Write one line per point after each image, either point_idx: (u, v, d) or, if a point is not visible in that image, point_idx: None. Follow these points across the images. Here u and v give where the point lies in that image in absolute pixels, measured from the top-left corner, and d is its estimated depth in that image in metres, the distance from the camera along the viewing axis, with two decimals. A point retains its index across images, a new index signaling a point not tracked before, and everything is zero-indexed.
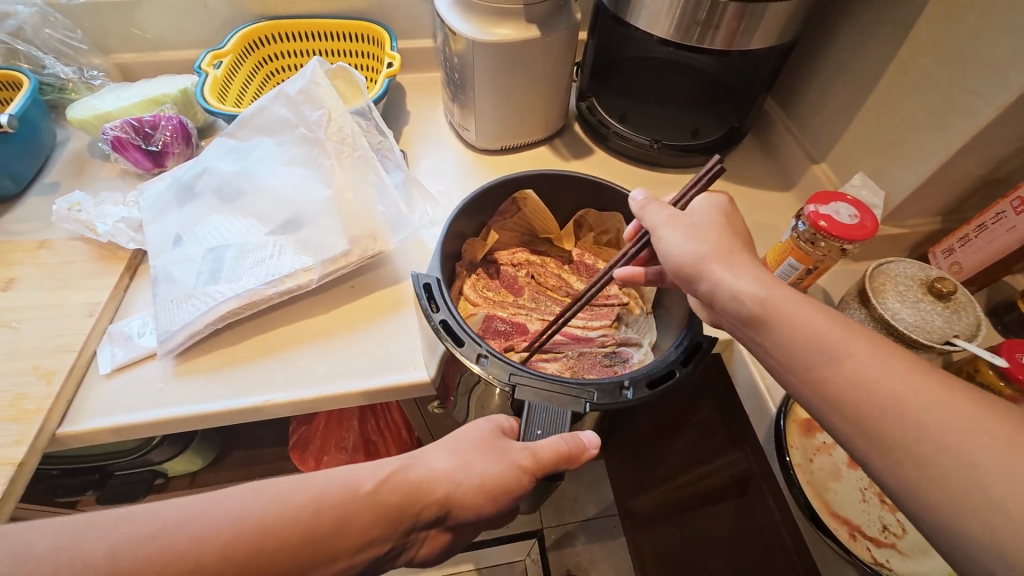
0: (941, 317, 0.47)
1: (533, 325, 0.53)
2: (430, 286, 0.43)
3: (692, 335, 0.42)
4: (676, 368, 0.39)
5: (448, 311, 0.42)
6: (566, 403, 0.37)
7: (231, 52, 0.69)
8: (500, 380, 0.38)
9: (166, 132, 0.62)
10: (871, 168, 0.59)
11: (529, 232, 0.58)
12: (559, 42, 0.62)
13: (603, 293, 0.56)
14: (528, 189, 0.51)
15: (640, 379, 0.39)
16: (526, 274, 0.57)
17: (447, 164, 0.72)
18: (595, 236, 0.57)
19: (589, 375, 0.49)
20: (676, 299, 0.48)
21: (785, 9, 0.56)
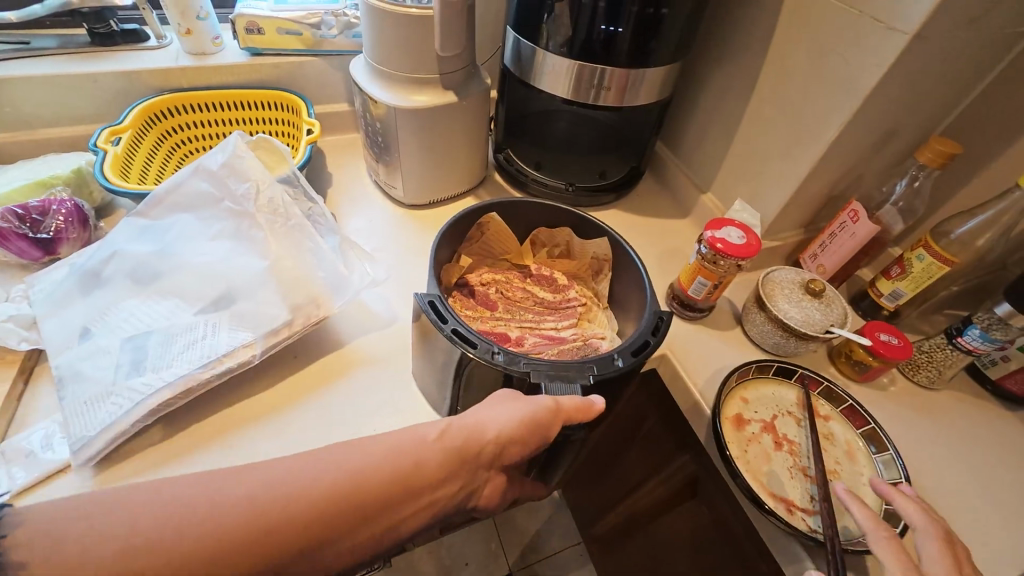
0: (819, 311, 0.57)
1: (512, 333, 0.54)
2: (434, 302, 0.44)
3: (654, 308, 0.47)
4: (649, 337, 0.45)
5: (456, 320, 0.43)
6: (574, 376, 0.41)
7: (130, 127, 0.65)
8: (516, 368, 0.41)
9: (59, 217, 0.57)
10: (746, 195, 0.71)
11: (492, 256, 0.60)
12: (475, 104, 0.67)
13: (565, 298, 0.59)
14: (490, 213, 0.54)
15: (625, 348, 0.44)
16: (495, 291, 0.58)
17: (377, 222, 0.73)
18: (548, 251, 0.61)
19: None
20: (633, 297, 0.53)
21: (660, 72, 0.66)
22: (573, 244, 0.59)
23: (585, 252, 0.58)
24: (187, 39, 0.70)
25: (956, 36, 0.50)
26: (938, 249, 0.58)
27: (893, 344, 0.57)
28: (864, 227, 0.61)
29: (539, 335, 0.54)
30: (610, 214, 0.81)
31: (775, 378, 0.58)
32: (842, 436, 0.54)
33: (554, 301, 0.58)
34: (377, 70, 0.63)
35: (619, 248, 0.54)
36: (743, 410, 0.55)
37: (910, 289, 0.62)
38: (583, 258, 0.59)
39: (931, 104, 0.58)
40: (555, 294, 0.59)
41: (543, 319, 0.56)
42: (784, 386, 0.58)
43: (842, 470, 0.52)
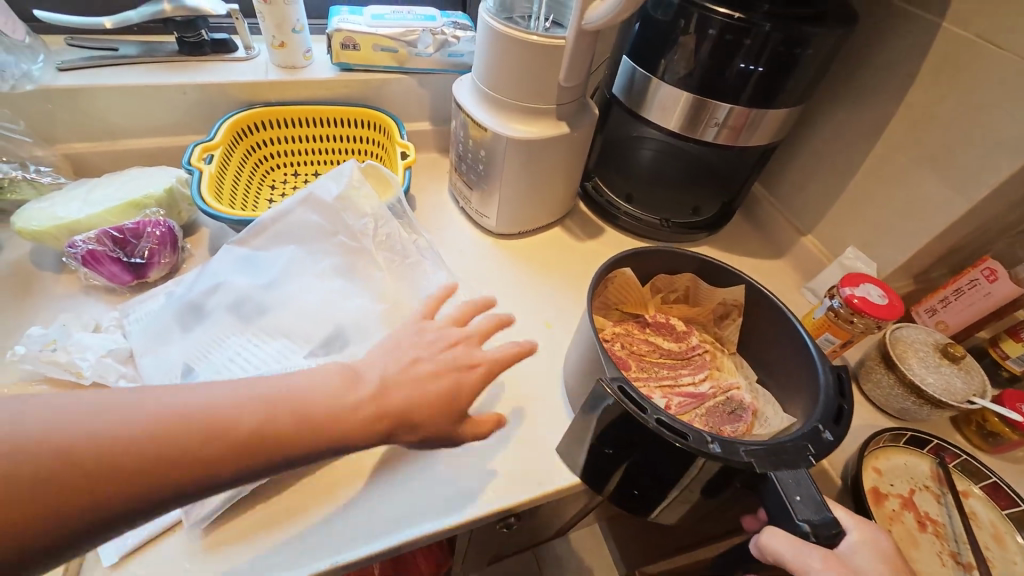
0: (960, 378, 0.54)
1: (655, 394, 0.54)
2: (624, 387, 0.41)
3: (829, 365, 0.46)
4: (842, 401, 0.42)
5: (655, 407, 0.40)
6: (795, 460, 0.37)
7: (221, 143, 0.62)
8: (736, 458, 0.37)
9: (152, 241, 0.54)
10: (859, 241, 0.67)
11: (608, 306, 0.58)
12: (583, 135, 0.63)
13: (690, 346, 0.59)
14: (622, 268, 0.53)
15: (828, 419, 0.40)
16: (622, 347, 0.57)
17: (466, 252, 0.69)
18: (664, 296, 0.60)
19: (724, 426, 0.51)
20: (789, 353, 0.51)
21: (782, 111, 0.62)
22: (698, 290, 0.58)
23: (711, 298, 0.58)
24: (279, 52, 0.67)
25: None
26: None
27: None
28: (1001, 288, 0.57)
29: (682, 393, 0.54)
30: (701, 251, 0.78)
31: (907, 447, 0.54)
32: (986, 516, 0.51)
33: (680, 351, 0.58)
34: (485, 96, 0.60)
35: (762, 298, 0.53)
36: (879, 483, 0.51)
37: None
38: (707, 303, 0.59)
39: None
40: (678, 342, 0.59)
41: (678, 373, 0.56)
42: (917, 457, 0.54)
43: (993, 557, 0.48)
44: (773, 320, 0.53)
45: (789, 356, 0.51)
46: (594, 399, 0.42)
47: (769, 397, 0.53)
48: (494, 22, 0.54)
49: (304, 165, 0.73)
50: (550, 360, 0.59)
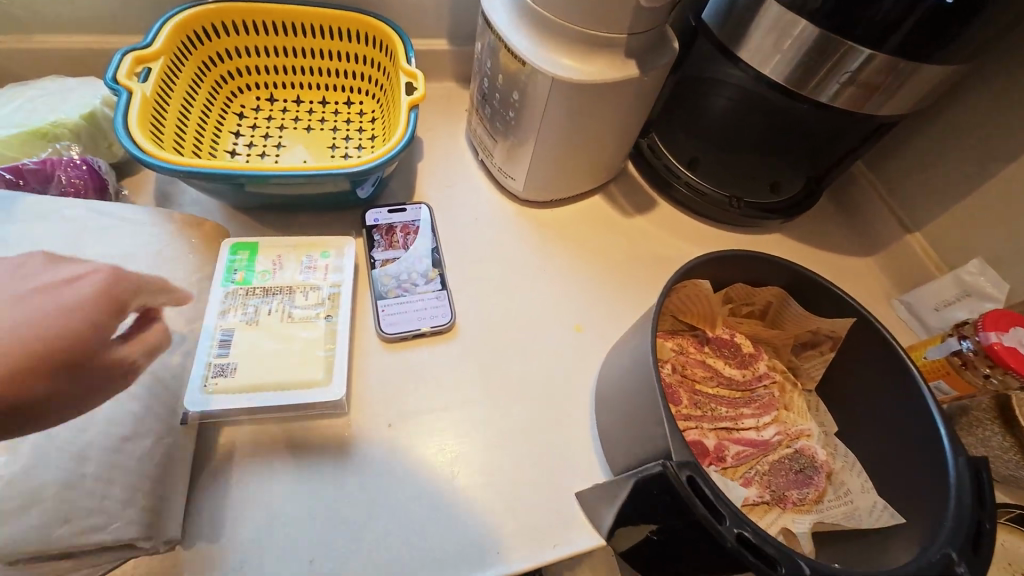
0: None
1: (708, 440, 0.42)
2: (693, 479, 0.31)
3: (963, 457, 0.34)
4: (983, 518, 0.31)
5: (733, 510, 0.30)
6: None
7: (161, 55, 0.45)
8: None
9: (66, 188, 0.41)
10: (988, 252, 0.52)
11: (663, 315, 0.46)
12: (655, 82, 0.46)
13: (755, 376, 0.46)
14: (698, 278, 0.40)
15: (964, 545, 0.30)
16: (673, 371, 0.45)
17: (481, 221, 0.55)
18: (735, 308, 0.46)
19: (789, 491, 0.40)
20: (898, 415, 0.39)
21: (937, 74, 0.45)
22: (785, 310, 0.45)
23: (804, 324, 0.45)
24: None
25: None
26: None
27: None
28: None
29: (741, 441, 0.42)
30: (772, 239, 0.63)
31: (1007, 525, 0.44)
32: None
33: (742, 381, 0.45)
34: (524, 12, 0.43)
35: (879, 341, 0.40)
36: None
37: None
38: (793, 327, 0.46)
39: None
40: (742, 369, 0.46)
41: (739, 413, 0.44)
42: (1019, 539, 0.44)
43: None
44: (883, 367, 0.40)
45: (894, 416, 0.39)
46: (643, 479, 0.33)
47: (851, 463, 0.42)
48: None
49: (281, 89, 0.56)
50: (575, 380, 0.47)
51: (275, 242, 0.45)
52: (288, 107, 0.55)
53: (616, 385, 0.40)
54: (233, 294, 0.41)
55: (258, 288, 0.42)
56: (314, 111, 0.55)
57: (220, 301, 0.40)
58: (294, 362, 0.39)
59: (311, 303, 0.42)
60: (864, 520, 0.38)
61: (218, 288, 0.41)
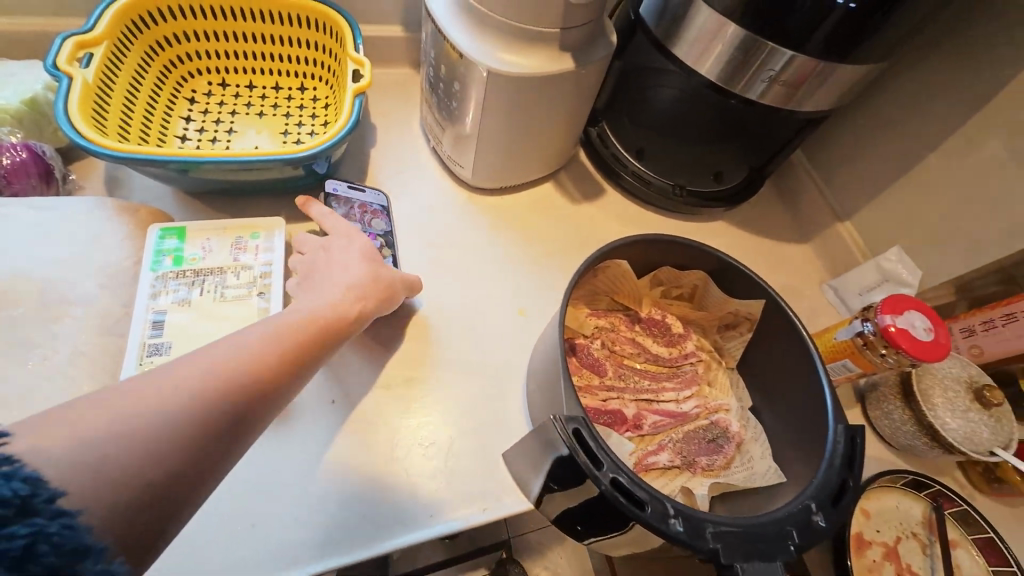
0: (988, 428, 0.46)
1: (628, 409, 0.46)
2: (580, 432, 0.33)
3: (841, 424, 0.37)
4: (847, 476, 0.35)
5: (614, 460, 0.33)
6: (773, 551, 0.31)
7: (104, 43, 0.46)
8: (701, 541, 0.31)
9: (11, 172, 0.42)
10: (906, 241, 0.56)
11: (594, 294, 0.49)
12: (593, 75, 0.48)
13: (683, 356, 0.49)
14: (619, 259, 0.43)
15: (823, 499, 0.34)
16: (601, 346, 0.48)
17: (432, 207, 0.57)
18: (664, 290, 0.49)
19: (699, 457, 0.44)
20: (797, 389, 0.43)
21: (857, 71, 0.47)
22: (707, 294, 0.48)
23: (722, 305, 0.48)
24: None
25: None
26: None
27: None
28: None
29: (660, 412, 0.46)
30: (715, 226, 0.66)
31: (903, 489, 0.49)
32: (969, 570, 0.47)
33: (669, 358, 0.49)
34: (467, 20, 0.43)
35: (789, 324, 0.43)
36: (864, 528, 0.46)
37: None
38: (716, 311, 0.49)
39: None
40: (669, 348, 0.49)
41: (661, 386, 0.47)
42: (912, 500, 0.49)
43: None
44: (791, 347, 0.43)
45: (797, 393, 0.43)
46: (541, 433, 0.35)
47: (759, 435, 0.45)
48: None
49: (233, 74, 0.56)
50: (514, 359, 0.50)
51: (201, 224, 0.44)
52: (240, 92, 0.56)
53: (539, 359, 0.43)
54: (163, 276, 0.41)
55: (187, 271, 0.42)
56: (266, 97, 0.56)
57: (149, 284, 0.41)
58: None
59: (244, 282, 0.43)
60: (756, 478, 0.42)
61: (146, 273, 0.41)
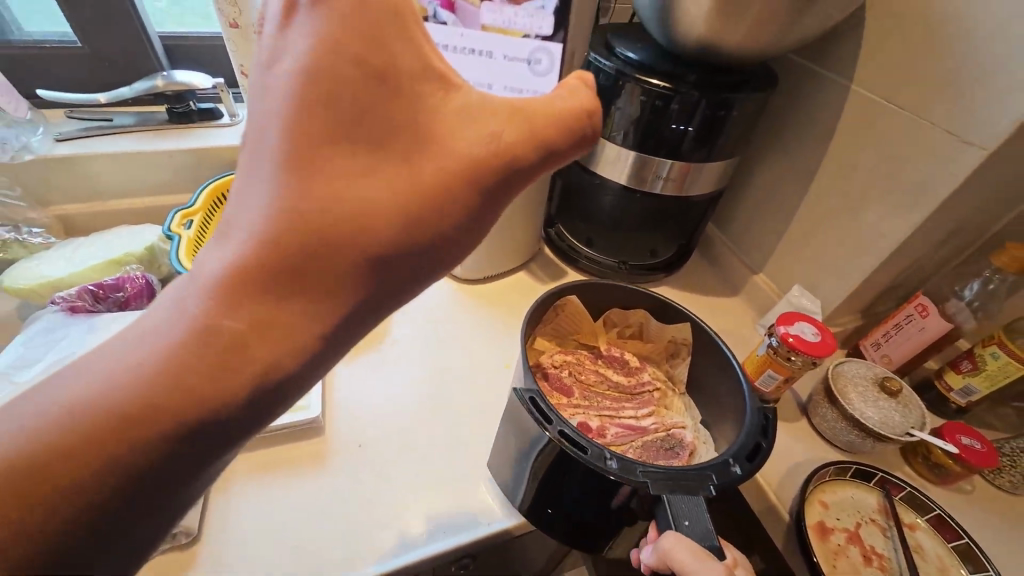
0: (898, 412, 0.56)
1: (592, 422, 0.56)
2: (533, 399, 0.44)
3: (758, 400, 0.48)
4: (761, 440, 0.44)
5: (561, 420, 0.42)
6: (696, 487, 0.39)
7: (201, 209, 0.66)
8: (635, 476, 0.39)
9: (130, 294, 0.58)
10: (804, 280, 0.71)
11: (562, 335, 0.61)
12: (538, 190, 0.68)
13: (639, 382, 0.61)
14: (568, 297, 0.56)
15: (740, 454, 0.42)
16: (569, 375, 0.60)
17: (433, 297, 0.73)
18: (619, 330, 0.63)
19: (658, 460, 0.53)
20: (726, 393, 0.53)
21: (720, 166, 0.68)
22: (648, 328, 0.61)
23: (663, 336, 0.60)
24: None
25: None
26: (1013, 347, 0.57)
27: (976, 448, 0.55)
28: (934, 323, 0.60)
29: (621, 425, 0.56)
30: (661, 291, 0.81)
31: (854, 481, 0.56)
32: (931, 549, 0.52)
33: (628, 385, 0.61)
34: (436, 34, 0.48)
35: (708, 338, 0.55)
36: (825, 517, 0.53)
37: (984, 386, 0.60)
38: (660, 344, 0.62)
39: (995, 206, 0.60)
40: (628, 377, 0.61)
41: (622, 406, 0.59)
42: (864, 491, 0.55)
43: None
44: (711, 362, 0.55)
45: (726, 398, 0.54)
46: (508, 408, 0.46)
47: (705, 438, 0.56)
48: None
49: None
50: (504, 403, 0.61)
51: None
52: None
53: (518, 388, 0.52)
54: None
55: None
56: None
57: None
58: None
59: None
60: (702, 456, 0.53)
61: None
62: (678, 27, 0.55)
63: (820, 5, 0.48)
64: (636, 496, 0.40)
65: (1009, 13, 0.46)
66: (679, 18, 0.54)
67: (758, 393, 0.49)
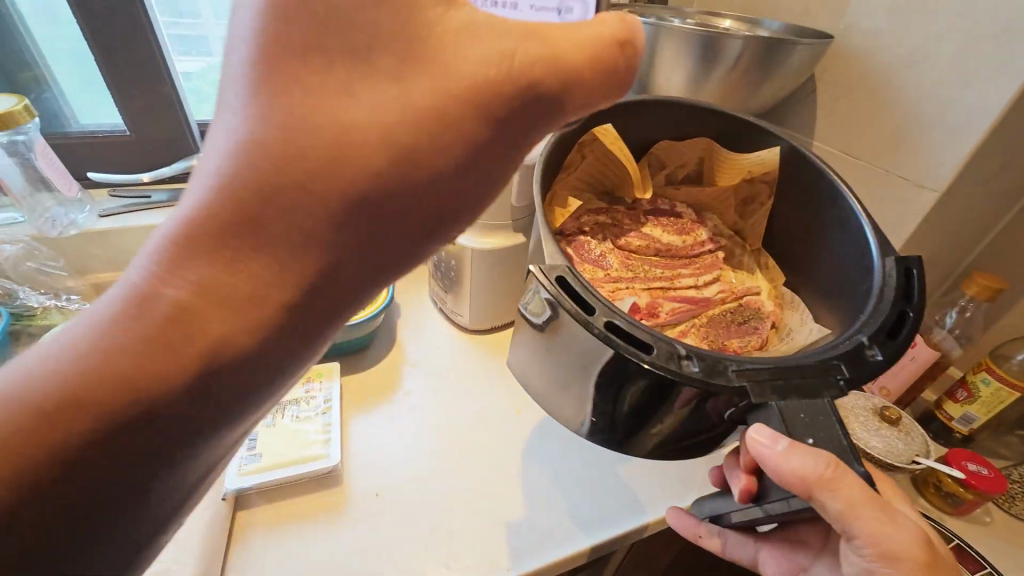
0: (900, 440, 0.58)
1: (643, 298, 0.52)
2: (565, 279, 0.32)
3: (892, 258, 0.38)
4: (904, 313, 0.34)
5: (607, 307, 0.31)
6: (819, 387, 0.29)
7: None
8: (723, 379, 0.29)
9: None
10: None
11: (597, 183, 0.59)
12: None
13: (697, 242, 0.58)
14: (608, 126, 0.51)
15: (878, 333, 0.33)
16: (614, 247, 0.55)
17: (444, 348, 0.76)
18: (672, 171, 0.59)
19: (732, 340, 0.50)
20: (834, 260, 0.47)
21: None
22: (716, 154, 0.55)
23: (735, 167, 0.55)
24: None
25: (975, 192, 0.59)
26: (1001, 372, 0.59)
27: (983, 474, 0.55)
28: (923, 351, 0.63)
29: (679, 298, 0.53)
30: None
31: None
32: None
33: (685, 247, 0.57)
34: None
35: (825, 182, 0.47)
36: None
37: (982, 412, 0.62)
38: (731, 173, 0.56)
39: (959, 242, 0.66)
40: (684, 238, 0.58)
41: (677, 271, 0.56)
42: None
43: None
44: (812, 205, 0.49)
45: (825, 278, 0.49)
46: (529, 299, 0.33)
47: (797, 305, 0.53)
48: None
49: None
50: (516, 447, 0.63)
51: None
52: None
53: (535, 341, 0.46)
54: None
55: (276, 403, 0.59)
56: None
57: None
58: (302, 447, 0.55)
59: (312, 407, 0.60)
60: (802, 342, 0.47)
61: None
62: (656, 99, 0.63)
63: (773, 78, 0.57)
64: (734, 406, 0.29)
65: (932, 79, 0.54)
66: (653, 91, 0.63)
67: (887, 246, 0.40)
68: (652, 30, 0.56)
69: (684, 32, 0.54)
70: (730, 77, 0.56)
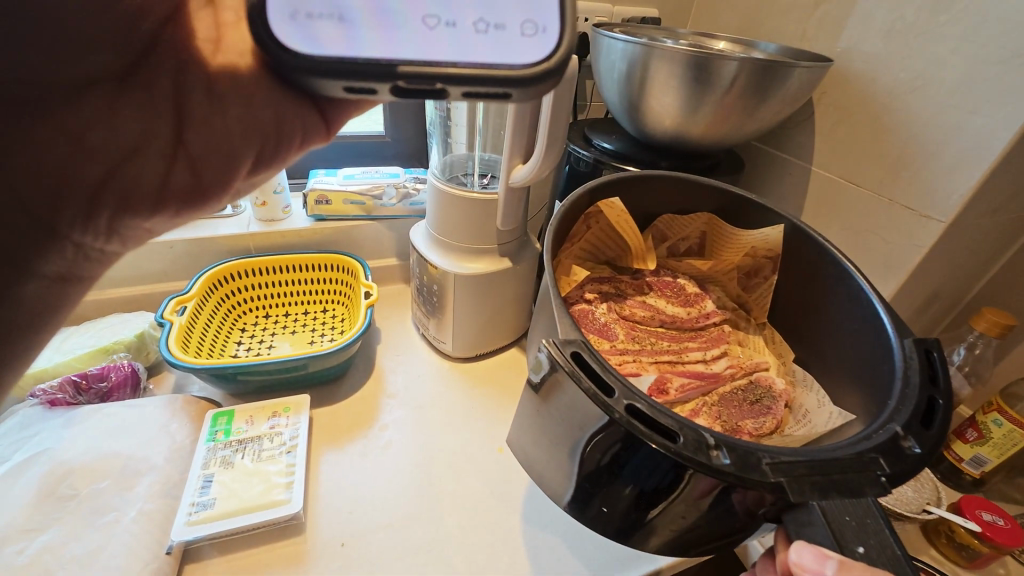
0: (910, 488, 0.55)
1: (650, 371, 0.47)
2: (577, 353, 0.28)
3: (910, 340, 0.36)
4: (934, 398, 0.31)
5: (626, 388, 0.27)
6: (862, 483, 0.26)
7: (195, 296, 0.66)
8: (757, 474, 0.25)
9: (114, 384, 0.59)
10: None
11: (596, 258, 0.54)
12: (526, 269, 0.70)
13: (702, 313, 0.54)
14: (615, 198, 0.46)
15: (912, 424, 0.29)
16: (612, 316, 0.51)
17: (424, 377, 0.72)
18: (674, 245, 0.56)
19: (747, 423, 0.45)
20: (847, 337, 0.44)
21: None
22: (719, 230, 0.53)
23: (741, 243, 0.52)
24: (261, 209, 0.77)
25: (983, 222, 0.56)
26: (1014, 414, 0.56)
27: (1000, 525, 0.51)
28: None
29: (687, 373, 0.48)
30: None
31: None
32: None
33: (689, 317, 0.53)
34: None
35: (833, 264, 0.45)
36: None
37: (995, 456, 0.58)
38: (734, 250, 0.53)
39: (963, 274, 0.63)
40: (688, 308, 0.54)
41: (686, 346, 0.51)
42: None
43: None
44: (818, 285, 0.47)
45: (839, 355, 0.45)
46: (535, 370, 0.29)
47: (810, 384, 0.48)
48: (440, 185, 0.63)
49: (275, 306, 0.77)
50: (513, 492, 0.58)
51: (247, 407, 0.59)
52: (280, 319, 0.76)
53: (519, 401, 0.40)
54: (215, 447, 0.54)
55: (234, 441, 0.55)
56: (297, 318, 0.76)
57: (203, 457, 0.53)
58: (261, 494, 0.50)
59: (276, 445, 0.55)
60: (822, 429, 0.42)
61: (201, 447, 0.54)
62: (647, 120, 0.61)
63: (772, 101, 0.54)
64: (766, 504, 0.26)
65: (937, 103, 0.52)
66: (644, 114, 0.60)
67: (903, 326, 0.38)
68: (642, 51, 0.54)
69: (676, 54, 0.52)
70: (723, 103, 0.54)
